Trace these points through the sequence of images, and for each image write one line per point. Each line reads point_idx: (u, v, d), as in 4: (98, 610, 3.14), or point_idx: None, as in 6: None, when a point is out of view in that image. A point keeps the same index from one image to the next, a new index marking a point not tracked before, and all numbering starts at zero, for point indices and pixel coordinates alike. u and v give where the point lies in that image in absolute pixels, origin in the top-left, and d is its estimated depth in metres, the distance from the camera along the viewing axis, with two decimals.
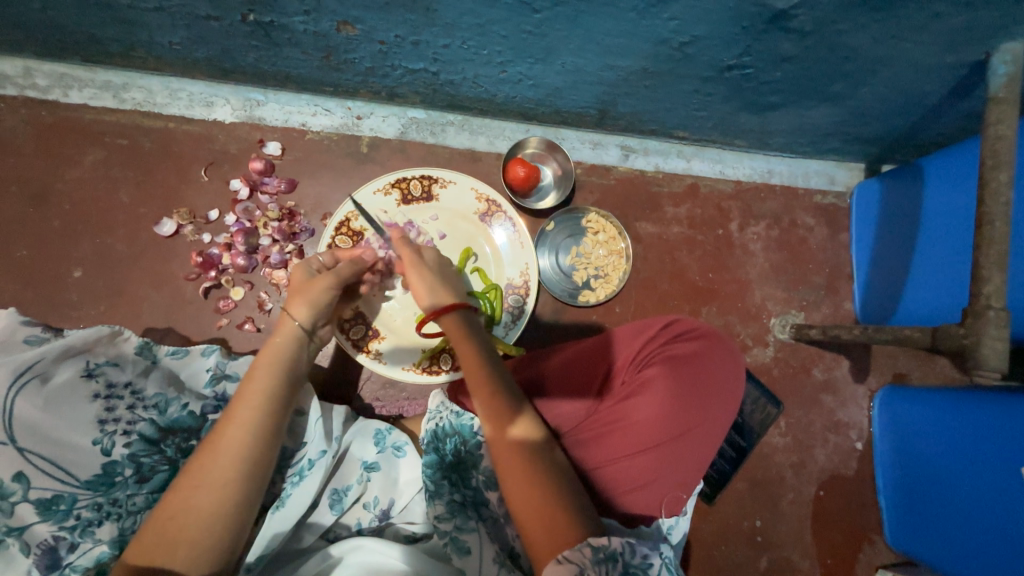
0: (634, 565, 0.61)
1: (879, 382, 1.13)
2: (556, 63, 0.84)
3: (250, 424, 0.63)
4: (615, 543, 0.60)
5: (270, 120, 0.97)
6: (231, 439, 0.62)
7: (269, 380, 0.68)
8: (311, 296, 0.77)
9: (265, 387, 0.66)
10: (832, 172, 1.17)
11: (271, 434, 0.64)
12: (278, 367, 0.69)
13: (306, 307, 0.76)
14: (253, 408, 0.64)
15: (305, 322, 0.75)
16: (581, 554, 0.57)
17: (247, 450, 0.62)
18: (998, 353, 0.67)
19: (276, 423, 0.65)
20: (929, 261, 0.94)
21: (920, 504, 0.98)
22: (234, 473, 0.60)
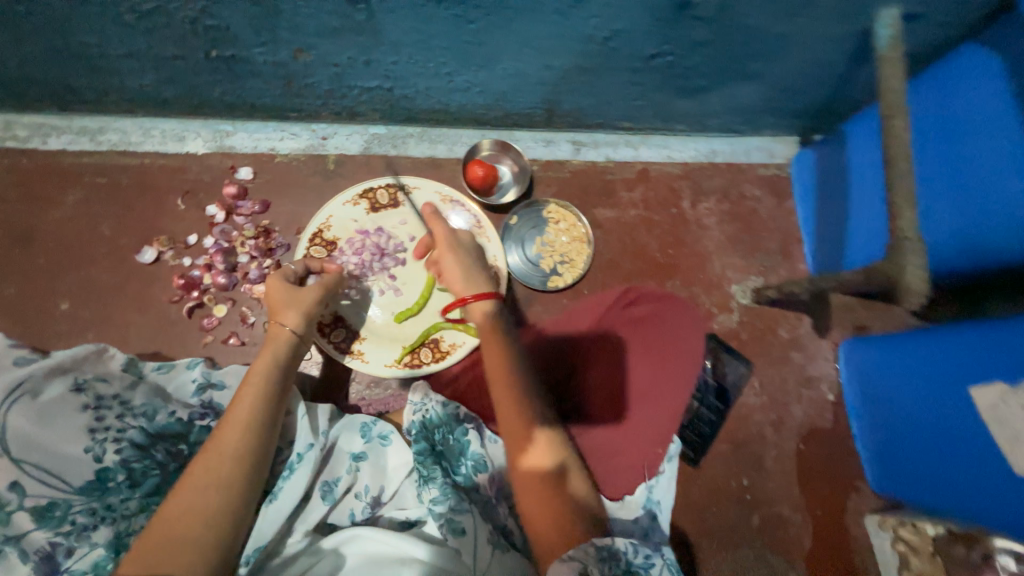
0: (636, 565, 0.63)
1: (843, 335, 1.19)
2: (497, 68, 0.92)
3: (244, 427, 0.68)
4: (620, 543, 0.63)
5: (240, 148, 1.04)
6: (226, 444, 0.66)
7: (261, 386, 0.73)
8: (301, 304, 0.85)
9: (256, 393, 0.72)
10: (771, 147, 1.26)
11: (263, 435, 0.69)
12: (268, 374, 0.75)
13: (297, 312, 0.84)
14: (246, 413, 0.69)
15: (294, 324, 0.82)
16: (586, 553, 0.62)
17: (242, 450, 0.66)
18: (920, 278, 0.73)
19: (268, 425, 0.70)
20: (861, 211, 1.01)
21: (894, 444, 1.03)
22: (233, 469, 0.64)
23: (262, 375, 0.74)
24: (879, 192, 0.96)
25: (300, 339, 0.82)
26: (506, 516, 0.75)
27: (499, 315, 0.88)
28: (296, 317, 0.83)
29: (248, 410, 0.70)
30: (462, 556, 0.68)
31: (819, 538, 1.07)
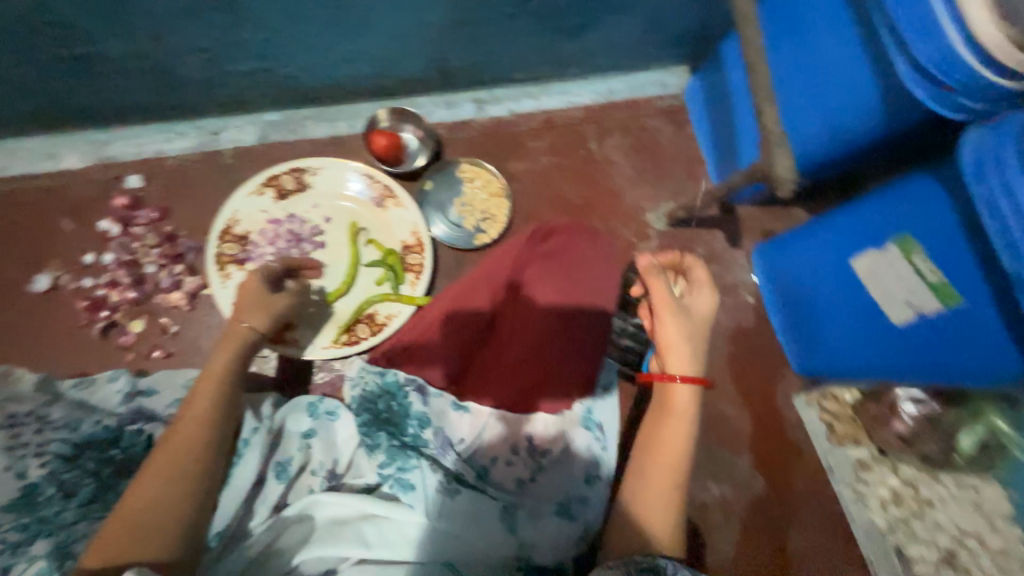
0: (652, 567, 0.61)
1: (754, 242, 1.29)
2: (375, 32, 0.92)
3: (208, 421, 0.63)
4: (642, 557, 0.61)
5: (124, 156, 0.99)
6: (189, 439, 0.61)
7: (220, 374, 0.68)
8: (273, 308, 0.80)
9: (217, 385, 0.67)
10: (664, 79, 1.32)
11: (229, 426, 0.65)
12: (227, 366, 0.69)
13: (266, 316, 0.78)
14: (209, 405, 0.64)
15: (260, 326, 0.77)
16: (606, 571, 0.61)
17: (209, 443, 0.62)
18: (788, 166, 0.81)
19: (233, 416, 0.66)
20: (744, 122, 1.08)
21: (806, 325, 1.14)
22: (200, 458, 0.60)
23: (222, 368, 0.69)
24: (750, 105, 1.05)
25: (261, 338, 0.77)
26: (456, 462, 0.76)
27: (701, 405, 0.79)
28: (263, 319, 0.78)
29: (209, 404, 0.65)
30: (415, 509, 0.69)
31: (757, 425, 1.18)
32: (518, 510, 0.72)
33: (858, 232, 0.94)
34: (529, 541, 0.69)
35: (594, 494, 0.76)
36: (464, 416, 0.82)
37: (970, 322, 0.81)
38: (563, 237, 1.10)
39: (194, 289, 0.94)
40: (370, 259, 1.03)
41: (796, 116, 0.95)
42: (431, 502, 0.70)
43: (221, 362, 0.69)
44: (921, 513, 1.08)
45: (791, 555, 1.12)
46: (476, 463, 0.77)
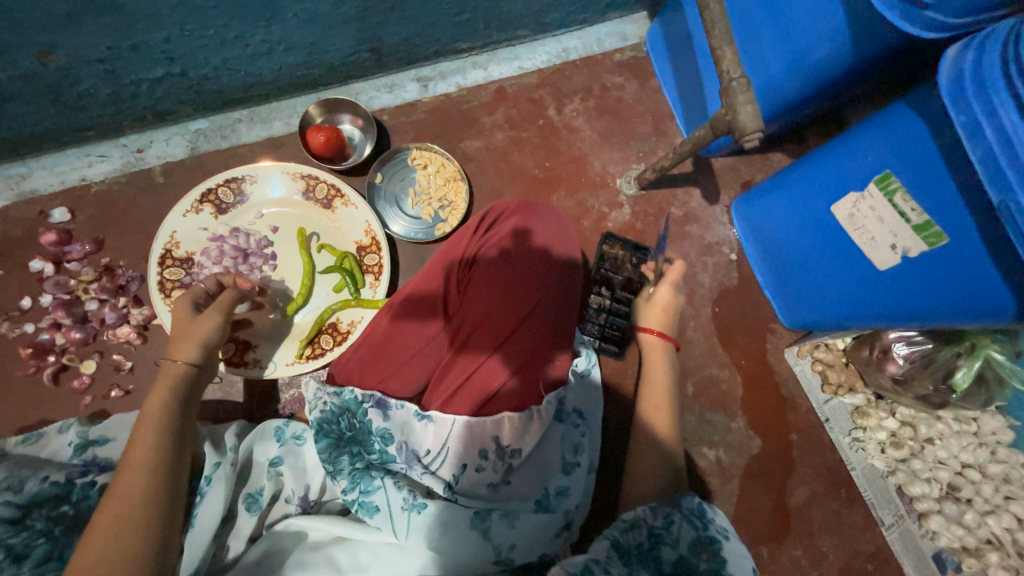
0: (658, 527, 0.65)
1: (732, 196, 1.22)
2: (288, 17, 0.83)
3: (149, 465, 0.59)
4: (640, 511, 0.67)
5: (45, 188, 0.92)
6: (129, 484, 0.57)
7: (158, 425, 0.63)
8: (198, 333, 0.74)
9: (156, 427, 0.63)
10: (621, 29, 1.22)
11: (174, 464, 0.61)
12: (166, 403, 0.66)
13: (192, 344, 0.73)
14: (149, 447, 0.61)
15: (196, 359, 0.72)
16: (613, 528, 0.66)
17: (152, 483, 0.58)
18: (751, 115, 0.74)
19: (178, 455, 0.62)
20: (709, 68, 1.00)
21: (797, 280, 1.07)
22: (149, 510, 0.56)
23: (162, 409, 0.65)
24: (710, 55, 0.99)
25: (200, 368, 0.73)
26: (424, 476, 0.71)
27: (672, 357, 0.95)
28: (195, 350, 0.73)
29: (148, 448, 0.61)
30: (383, 530, 0.68)
31: (748, 384, 1.15)
32: (493, 513, 0.69)
33: (852, 168, 0.85)
34: (507, 542, 0.67)
35: (573, 483, 0.76)
36: (429, 426, 0.73)
37: (959, 260, 0.74)
38: (515, 218, 0.86)
39: (143, 321, 0.89)
40: (326, 266, 0.98)
41: (753, 56, 0.90)
42: (399, 522, 0.67)
43: (159, 403, 0.66)
44: (920, 451, 1.09)
45: (792, 508, 1.12)
46: (444, 474, 0.72)
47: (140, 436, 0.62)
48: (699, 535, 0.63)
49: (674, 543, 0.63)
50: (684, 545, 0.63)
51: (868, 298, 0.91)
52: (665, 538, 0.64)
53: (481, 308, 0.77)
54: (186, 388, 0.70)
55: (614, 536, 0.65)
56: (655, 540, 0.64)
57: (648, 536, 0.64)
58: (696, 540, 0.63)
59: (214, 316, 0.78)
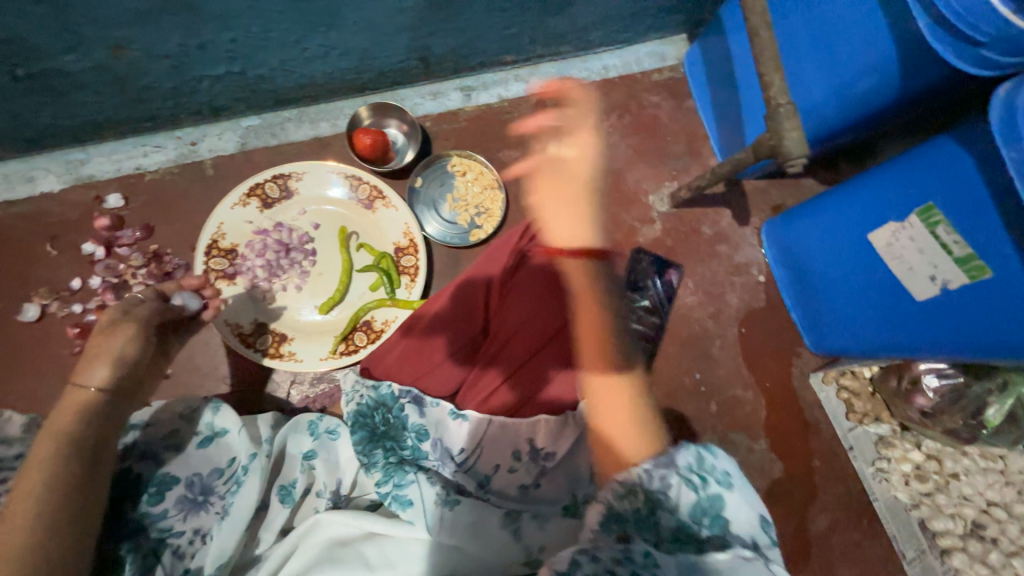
0: (654, 492, 0.54)
1: (762, 219, 1.23)
2: (346, 24, 0.85)
3: (46, 463, 0.54)
4: (633, 474, 0.55)
5: (101, 174, 0.95)
6: (19, 505, 0.51)
7: (62, 433, 0.57)
8: (103, 348, 0.64)
9: (66, 433, 0.56)
10: (660, 50, 1.25)
11: (77, 483, 0.54)
12: (86, 408, 0.60)
13: (99, 364, 0.63)
14: (51, 457, 0.54)
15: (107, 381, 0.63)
16: (608, 492, 0.55)
17: (49, 503, 0.51)
18: (796, 141, 0.76)
19: (89, 467, 0.55)
20: (750, 92, 1.02)
21: (824, 307, 1.08)
22: (55, 502, 0.52)
23: (82, 413, 0.59)
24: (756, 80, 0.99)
25: (115, 389, 0.64)
26: (456, 474, 0.73)
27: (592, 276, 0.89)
28: (106, 369, 0.63)
29: (48, 462, 0.54)
30: (416, 525, 0.68)
31: (772, 407, 1.14)
32: (523, 514, 0.68)
33: (883, 200, 0.87)
34: (537, 544, 0.66)
35: None
36: (463, 424, 0.75)
37: (1000, 294, 0.75)
38: (554, 241, 0.94)
39: None
40: (364, 264, 1.00)
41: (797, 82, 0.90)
42: (432, 517, 0.68)
43: (76, 408, 0.59)
44: (945, 487, 1.09)
45: (812, 537, 1.10)
46: (477, 472, 0.73)
47: (47, 444, 0.56)
48: (699, 497, 0.53)
49: (672, 509, 0.53)
50: (683, 509, 0.53)
51: (900, 326, 0.91)
52: (663, 505, 0.53)
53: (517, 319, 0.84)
54: (111, 388, 0.63)
55: (608, 501, 0.55)
56: (651, 506, 0.53)
57: (643, 500, 0.54)
58: (696, 502, 0.53)
59: (126, 328, 0.67)
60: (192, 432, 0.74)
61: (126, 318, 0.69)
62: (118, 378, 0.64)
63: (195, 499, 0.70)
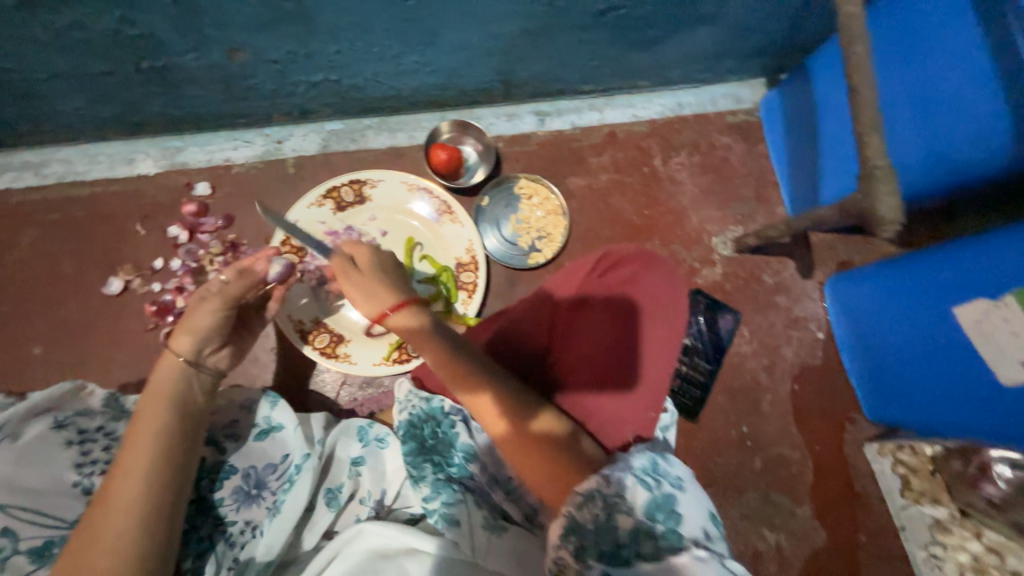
0: (612, 495, 0.60)
1: (826, 273, 1.19)
2: (443, 45, 0.86)
3: (156, 434, 0.62)
4: (592, 480, 0.61)
5: (193, 163, 1.01)
6: (104, 525, 0.56)
7: (159, 417, 0.64)
8: (191, 322, 0.72)
9: (144, 458, 0.60)
10: (737, 92, 1.22)
11: (156, 511, 0.58)
12: (157, 430, 0.63)
13: (187, 335, 0.72)
14: (131, 481, 0.58)
15: (187, 349, 0.71)
16: (568, 503, 0.60)
17: (130, 530, 0.56)
18: (891, 206, 0.73)
19: (168, 492, 0.60)
20: (830, 147, 0.99)
21: (887, 376, 1.04)
22: (150, 478, 0.59)
23: (155, 436, 0.62)
24: (848, 131, 0.93)
25: (197, 365, 0.72)
26: (504, 500, 0.73)
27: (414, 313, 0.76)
28: (188, 341, 0.72)
29: (131, 484, 0.58)
30: (460, 547, 0.68)
31: (820, 472, 1.10)
32: None
33: (954, 284, 0.85)
34: None
35: None
36: None
37: None
38: (632, 267, 0.85)
39: None
40: (424, 275, 1.02)
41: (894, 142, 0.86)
42: (476, 541, 0.68)
43: (152, 426, 0.63)
44: None
45: None
46: (524, 501, 0.74)
47: (125, 463, 0.60)
48: (654, 495, 0.61)
49: (631, 510, 0.59)
50: (643, 509, 0.60)
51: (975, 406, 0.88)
52: (620, 507, 0.60)
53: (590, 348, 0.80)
54: (184, 409, 0.66)
55: (569, 513, 0.59)
56: (610, 509, 0.59)
57: (604, 505, 0.60)
58: (653, 501, 0.61)
59: (214, 301, 0.73)
60: (249, 422, 0.77)
61: (216, 290, 0.74)
62: (202, 352, 0.73)
63: (249, 492, 0.72)
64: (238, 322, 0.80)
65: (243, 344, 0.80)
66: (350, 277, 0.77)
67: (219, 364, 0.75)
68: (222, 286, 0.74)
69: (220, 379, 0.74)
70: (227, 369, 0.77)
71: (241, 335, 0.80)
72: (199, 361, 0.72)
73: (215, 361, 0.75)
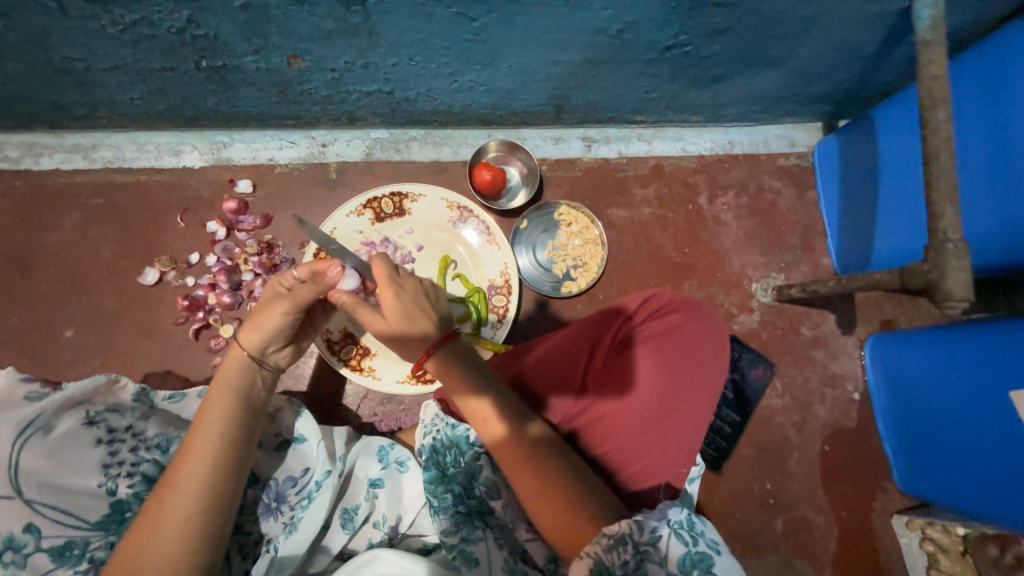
0: (644, 543, 0.61)
1: (868, 331, 1.14)
2: (502, 66, 0.84)
3: (222, 428, 0.62)
4: (626, 525, 0.60)
5: (238, 159, 1.02)
6: (171, 508, 0.56)
7: (224, 410, 0.64)
8: (262, 320, 0.70)
9: (212, 447, 0.61)
10: (791, 135, 1.18)
11: (218, 501, 0.59)
12: (224, 419, 0.63)
13: (256, 333, 0.70)
14: (199, 468, 0.59)
15: (252, 347, 0.70)
16: (597, 544, 0.58)
17: (195, 518, 0.57)
18: (961, 283, 0.68)
19: (231, 483, 0.61)
20: (892, 206, 0.94)
21: (925, 448, 0.98)
22: (214, 472, 0.60)
23: (222, 426, 0.63)
24: (920, 189, 0.87)
25: (261, 363, 0.71)
26: (527, 540, 0.71)
27: (456, 359, 0.72)
28: (255, 338, 0.70)
29: (198, 472, 0.59)
30: None
31: (844, 538, 1.07)
32: None
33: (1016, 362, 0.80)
34: None
35: None
36: None
37: None
38: (677, 315, 0.80)
39: None
40: (456, 295, 1.00)
41: (975, 207, 0.78)
42: None
43: (219, 415, 0.63)
44: None
45: None
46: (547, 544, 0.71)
47: (193, 449, 0.60)
48: (687, 550, 0.63)
49: (662, 561, 0.61)
50: (672, 561, 0.62)
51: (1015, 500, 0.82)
52: (651, 556, 0.60)
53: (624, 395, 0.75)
54: (248, 401, 0.67)
55: (597, 555, 0.57)
56: (640, 557, 0.59)
57: (635, 552, 0.59)
58: (685, 556, 0.62)
59: (284, 302, 0.71)
60: (272, 430, 0.77)
61: (287, 289, 0.72)
62: (267, 350, 0.71)
63: (269, 504, 0.72)
64: (306, 319, 0.78)
65: (304, 342, 0.78)
66: (379, 328, 0.71)
67: (279, 361, 0.74)
68: (292, 286, 0.72)
69: (278, 376, 0.74)
70: (287, 366, 0.76)
71: (304, 332, 0.79)
72: (262, 358, 0.71)
73: (277, 359, 0.74)
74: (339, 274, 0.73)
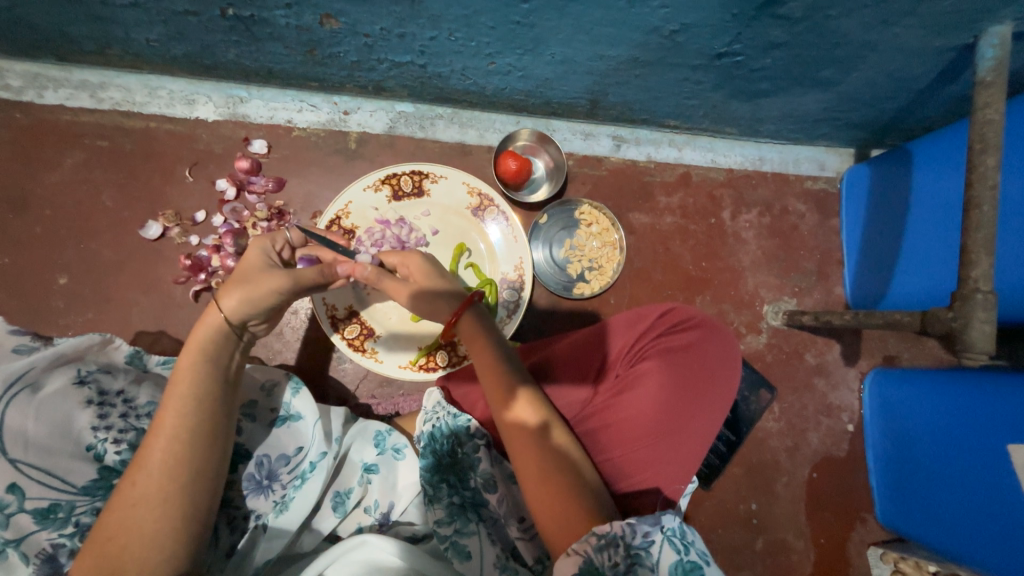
0: (636, 547, 0.60)
1: (870, 364, 1.14)
2: (545, 54, 0.80)
3: (194, 403, 0.60)
4: (617, 528, 0.59)
5: (255, 117, 0.97)
6: (146, 486, 0.54)
7: (196, 382, 0.61)
8: (253, 291, 0.67)
9: (185, 423, 0.58)
10: (822, 158, 1.15)
11: (201, 478, 0.58)
12: (196, 394, 0.60)
13: (241, 302, 0.67)
14: (176, 446, 0.57)
15: (230, 313, 0.66)
16: (586, 544, 0.57)
17: (175, 495, 0.55)
18: (987, 336, 0.66)
19: (211, 458, 0.59)
20: (920, 245, 0.93)
21: (911, 486, 0.98)
22: (191, 448, 0.58)
23: (194, 401, 0.60)
24: (958, 231, 0.85)
25: (238, 332, 0.68)
26: (518, 540, 0.70)
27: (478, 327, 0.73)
28: (236, 304, 0.67)
29: (173, 449, 0.57)
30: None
31: (819, 563, 1.10)
32: None
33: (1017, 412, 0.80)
34: None
35: None
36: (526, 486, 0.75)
37: None
38: (694, 332, 0.80)
39: None
40: (467, 285, 0.97)
41: (1009, 259, 0.77)
42: None
43: (192, 390, 0.60)
44: None
45: None
46: (538, 545, 0.70)
47: (164, 426, 0.58)
48: (680, 558, 0.62)
49: (653, 566, 0.60)
50: (664, 567, 0.61)
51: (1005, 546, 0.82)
52: (642, 560, 0.59)
53: (631, 405, 0.73)
54: (223, 376, 0.64)
55: (586, 555, 0.56)
56: (631, 561, 0.58)
57: (626, 555, 0.58)
58: (678, 563, 0.62)
59: (281, 280, 0.69)
60: (268, 405, 0.75)
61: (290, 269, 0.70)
62: (247, 321, 0.68)
63: (260, 481, 0.71)
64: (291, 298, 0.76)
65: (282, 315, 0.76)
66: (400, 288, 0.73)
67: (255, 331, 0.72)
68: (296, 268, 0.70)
69: (251, 346, 0.71)
70: (260, 335, 0.74)
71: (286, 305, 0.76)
72: (241, 328, 0.68)
73: (254, 328, 0.71)
74: (290, 255, 0.78)
